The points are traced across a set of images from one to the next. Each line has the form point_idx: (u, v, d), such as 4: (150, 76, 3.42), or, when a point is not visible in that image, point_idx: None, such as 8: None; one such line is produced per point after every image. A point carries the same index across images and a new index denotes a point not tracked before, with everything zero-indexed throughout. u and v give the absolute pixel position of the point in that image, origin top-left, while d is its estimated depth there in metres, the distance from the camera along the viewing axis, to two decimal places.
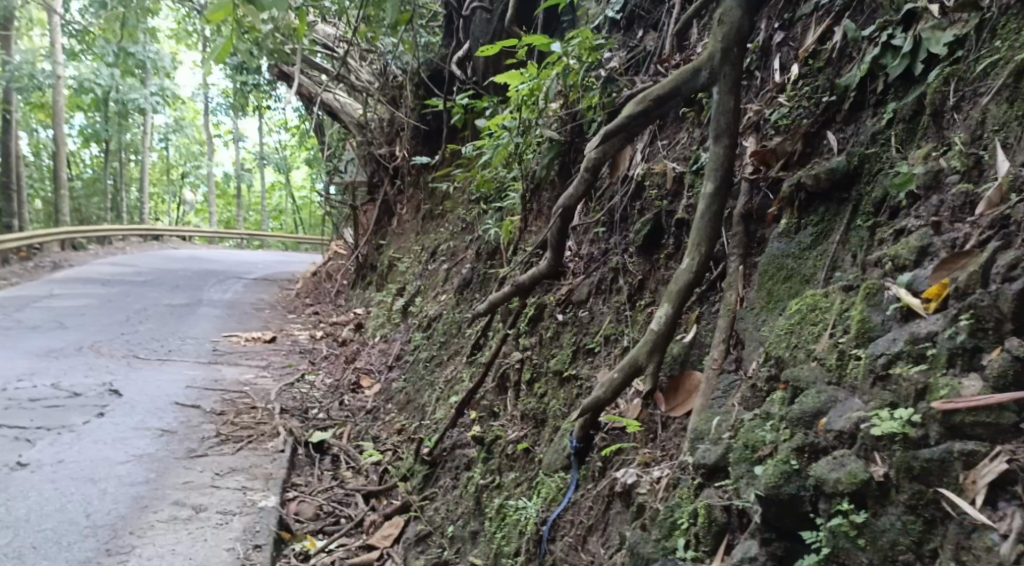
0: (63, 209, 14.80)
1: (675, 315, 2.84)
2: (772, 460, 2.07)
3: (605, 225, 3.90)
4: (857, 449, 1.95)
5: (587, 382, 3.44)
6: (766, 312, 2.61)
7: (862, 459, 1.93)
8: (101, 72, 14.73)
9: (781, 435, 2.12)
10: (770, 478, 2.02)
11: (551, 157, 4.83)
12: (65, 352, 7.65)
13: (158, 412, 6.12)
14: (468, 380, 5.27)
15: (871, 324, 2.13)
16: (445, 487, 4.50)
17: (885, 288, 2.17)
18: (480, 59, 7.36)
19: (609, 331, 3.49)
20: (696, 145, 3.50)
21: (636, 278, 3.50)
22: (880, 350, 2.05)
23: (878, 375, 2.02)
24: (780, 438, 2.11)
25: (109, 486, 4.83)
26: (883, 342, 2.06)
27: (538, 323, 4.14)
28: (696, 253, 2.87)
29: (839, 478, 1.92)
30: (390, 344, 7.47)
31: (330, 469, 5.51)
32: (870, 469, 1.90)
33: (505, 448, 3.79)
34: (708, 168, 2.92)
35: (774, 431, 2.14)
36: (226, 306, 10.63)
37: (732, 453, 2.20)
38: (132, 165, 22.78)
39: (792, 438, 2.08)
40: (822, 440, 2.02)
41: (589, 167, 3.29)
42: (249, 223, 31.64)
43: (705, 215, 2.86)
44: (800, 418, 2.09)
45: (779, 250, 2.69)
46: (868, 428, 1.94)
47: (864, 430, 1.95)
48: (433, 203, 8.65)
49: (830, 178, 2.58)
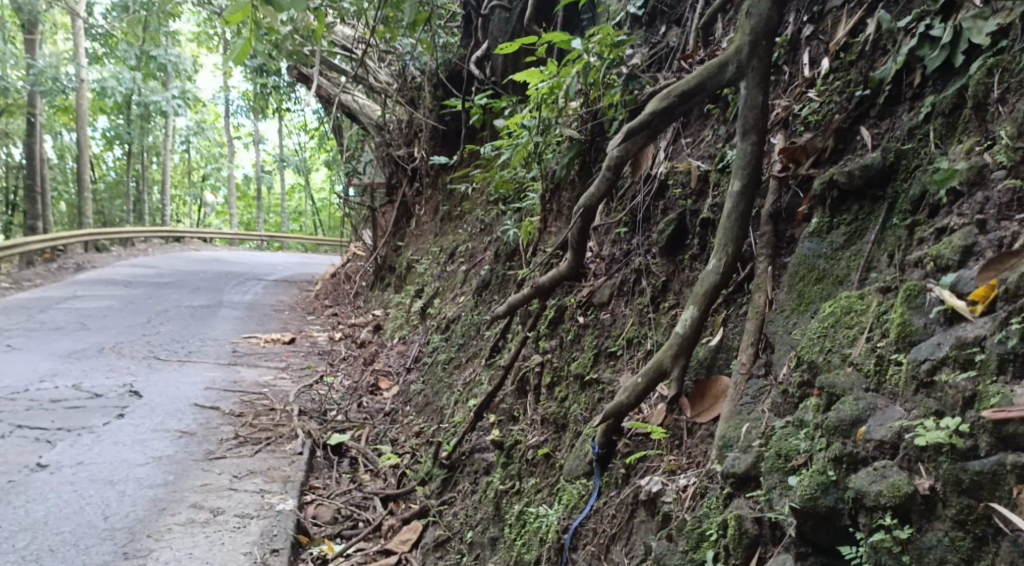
0: (85, 211, 14.87)
1: (700, 318, 2.75)
2: (808, 471, 1.99)
3: (627, 225, 3.81)
4: (900, 460, 1.85)
5: (609, 386, 3.35)
6: (797, 314, 2.51)
7: (905, 471, 1.84)
8: (123, 75, 14.80)
9: (817, 443, 2.04)
10: (807, 490, 1.94)
11: (571, 157, 4.75)
12: (86, 353, 7.65)
13: (177, 414, 6.09)
14: (487, 383, 5.20)
15: (912, 328, 2.02)
16: (464, 491, 4.43)
17: (926, 290, 2.06)
18: (499, 59, 7.31)
19: (632, 334, 3.40)
20: (721, 142, 3.41)
21: (659, 279, 3.41)
22: (923, 355, 1.94)
23: (921, 382, 1.92)
24: (816, 447, 2.03)
25: (127, 488, 4.79)
26: (925, 347, 1.95)
27: (558, 325, 4.05)
28: (723, 254, 2.77)
29: (881, 490, 1.84)
30: (408, 346, 7.42)
31: (348, 471, 5.46)
32: (914, 482, 1.81)
33: (525, 453, 3.71)
34: (735, 166, 2.82)
35: (809, 440, 2.06)
36: (246, 308, 10.63)
37: (764, 462, 2.11)
38: (153, 167, 22.91)
39: (828, 447, 1.99)
40: (861, 450, 1.92)
41: (611, 165, 3.19)
42: (268, 224, 31.78)
43: (731, 215, 2.77)
44: (837, 426, 1.99)
45: (810, 251, 2.59)
46: (912, 438, 1.85)
47: (907, 440, 1.86)
48: (452, 204, 8.60)
49: (864, 175, 2.48)
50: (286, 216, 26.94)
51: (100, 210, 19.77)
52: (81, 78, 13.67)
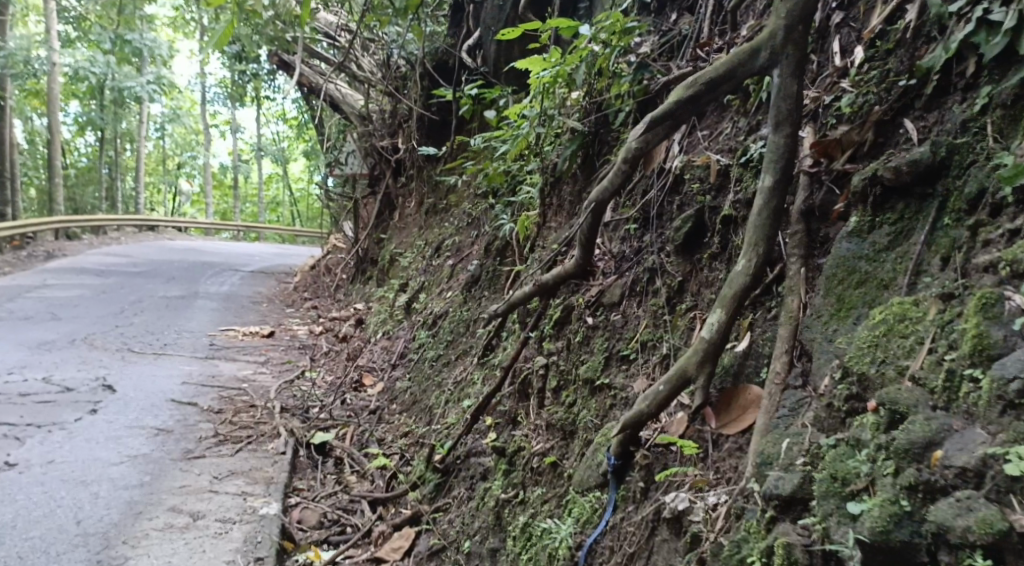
0: (56, 197, 14.45)
1: (728, 322, 2.57)
2: (875, 499, 1.83)
3: (638, 222, 3.63)
4: (987, 491, 1.71)
5: (622, 392, 3.17)
6: (837, 321, 2.32)
7: (995, 505, 1.69)
8: (96, 59, 14.38)
9: (880, 467, 1.88)
10: (877, 522, 1.80)
11: (574, 149, 4.56)
12: (57, 345, 7.35)
13: (152, 410, 5.84)
14: (480, 383, 5.00)
15: (991, 340, 1.85)
16: (459, 498, 4.22)
17: (1004, 299, 1.89)
18: (492, 46, 7.02)
19: (646, 337, 3.22)
20: (743, 135, 3.23)
21: (675, 279, 3.23)
22: (1011, 371, 1.78)
23: (1009, 402, 1.76)
24: (880, 471, 1.87)
25: (101, 490, 4.54)
26: (1012, 363, 1.79)
27: (564, 326, 3.84)
28: (753, 254, 2.59)
29: (969, 526, 1.69)
30: (393, 341, 7.19)
31: (333, 472, 5.24)
32: (1008, 517, 1.66)
33: (529, 461, 3.51)
34: (767, 159, 2.64)
35: (870, 462, 1.90)
36: (223, 299, 10.33)
37: (816, 485, 1.96)
38: (127, 154, 22.39)
39: (899, 473, 1.84)
40: (939, 478, 1.78)
41: (629, 158, 3.02)
42: (243, 214, 31.24)
43: (762, 211, 2.59)
44: (907, 450, 1.84)
45: (849, 251, 2.41)
46: (1003, 466, 1.70)
47: (997, 469, 1.71)
48: (437, 196, 8.38)
49: (913, 170, 2.31)
50: (263, 206, 26.50)
51: (72, 197, 19.26)
52: (54, 61, 13.25)
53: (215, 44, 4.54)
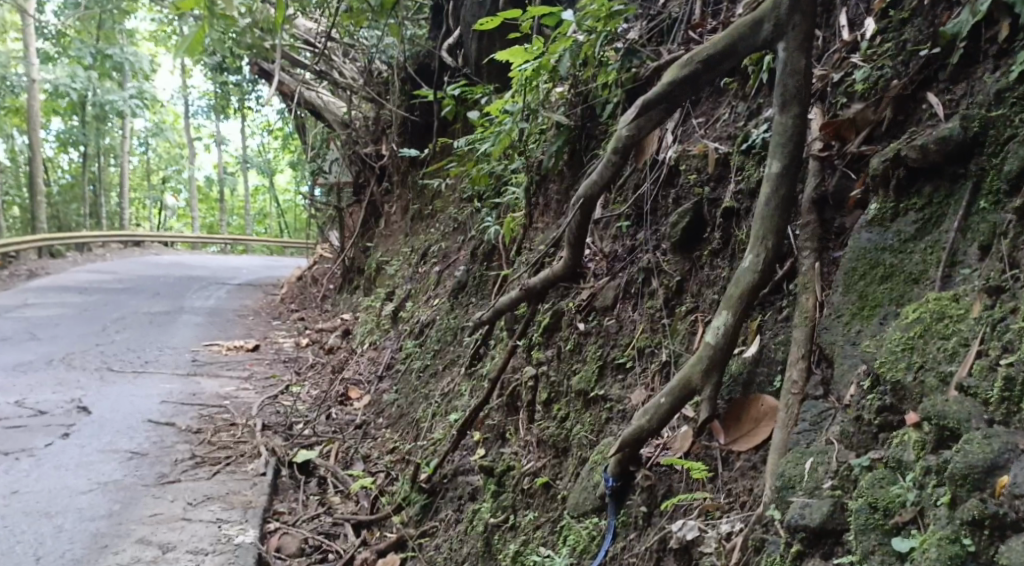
0: (39, 215, 14.12)
1: (736, 325, 2.30)
2: (927, 535, 1.61)
3: (631, 219, 3.36)
4: None
5: (619, 405, 2.90)
6: (860, 321, 2.06)
7: None
8: (77, 74, 14.07)
9: (929, 494, 1.66)
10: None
11: (560, 145, 4.30)
12: (33, 366, 7.03)
13: (128, 432, 5.53)
14: (468, 395, 4.71)
15: None
16: (447, 520, 3.92)
17: None
18: (473, 45, 6.71)
19: (644, 343, 2.95)
20: (743, 120, 2.97)
21: (672, 279, 2.97)
22: None
23: None
24: (932, 500, 1.64)
25: (66, 522, 4.23)
26: None
27: (554, 334, 3.55)
28: (761, 248, 2.32)
29: None
30: (380, 352, 6.89)
31: (316, 493, 4.93)
32: None
33: (520, 482, 3.23)
34: (773, 142, 2.37)
35: (918, 489, 1.67)
36: (208, 313, 10.02)
37: (854, 517, 1.74)
38: (111, 169, 22.01)
39: (956, 504, 1.60)
40: (1009, 511, 1.52)
41: (620, 147, 2.76)
42: (231, 226, 30.83)
43: (770, 200, 2.32)
44: (965, 475, 1.59)
45: (870, 243, 2.15)
46: None
47: None
48: (422, 202, 8.09)
49: (941, 149, 2.05)
50: (250, 218, 26.11)
51: (54, 214, 18.84)
52: (33, 77, 12.97)
53: (188, 53, 4.36)
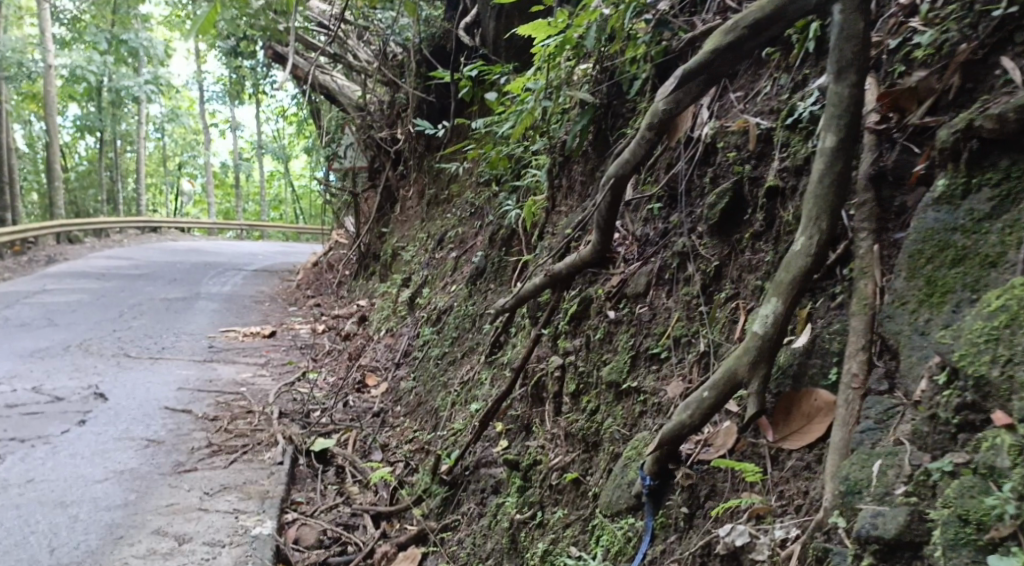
0: (57, 202, 14.02)
1: (786, 313, 2.13)
2: None
3: (664, 200, 3.19)
4: None
5: (653, 397, 2.73)
6: (928, 309, 1.89)
7: None
8: (93, 59, 13.93)
9: None
10: None
11: (585, 123, 4.13)
12: (50, 352, 6.93)
13: (144, 419, 5.41)
14: (489, 384, 4.55)
15: None
16: (469, 515, 3.76)
17: None
18: (491, 23, 6.49)
19: (680, 332, 2.78)
20: (787, 92, 2.77)
21: (710, 264, 2.80)
22: None
23: None
24: None
25: (81, 512, 4.11)
26: None
27: (581, 322, 3.37)
28: (814, 230, 2.13)
29: None
30: (396, 339, 6.74)
31: (334, 482, 4.79)
32: None
33: (547, 477, 3.07)
34: (827, 114, 2.17)
35: (1017, 501, 1.49)
36: (224, 300, 9.90)
37: (940, 530, 1.56)
38: (128, 155, 21.93)
39: None
40: None
41: (654, 124, 2.58)
42: (245, 212, 30.78)
43: (824, 177, 2.13)
44: None
45: (937, 222, 1.97)
46: None
47: None
48: (439, 187, 7.92)
49: (1021, 117, 1.86)
50: (265, 204, 26.05)
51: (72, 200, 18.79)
52: (50, 63, 12.83)
53: (201, 32, 4.17)
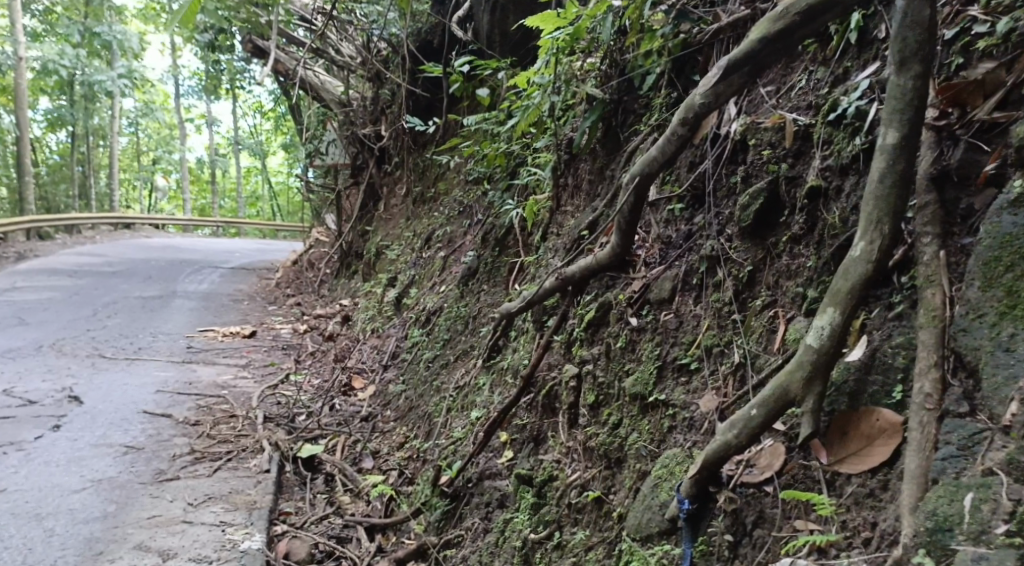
0: (28, 197, 13.60)
1: (844, 325, 1.97)
2: None
3: (687, 201, 3.02)
4: None
5: (683, 412, 2.56)
6: (1011, 322, 1.76)
7: None
8: (65, 52, 13.50)
9: None
10: None
11: (594, 120, 3.94)
12: (22, 353, 6.63)
13: (122, 424, 5.15)
14: (487, 390, 4.34)
15: None
16: (473, 531, 3.32)
17: None
18: (484, 18, 6.25)
19: (711, 341, 2.61)
20: (826, 86, 2.62)
21: (742, 269, 2.63)
22: None
23: None
24: None
25: (58, 525, 3.86)
26: None
27: (599, 330, 3.17)
28: (875, 234, 1.97)
29: None
30: (384, 340, 6.50)
31: (324, 492, 4.56)
32: None
33: (565, 495, 2.88)
34: (887, 108, 2.03)
35: None
36: (202, 298, 9.61)
37: None
38: (101, 150, 21.45)
39: None
40: None
41: (689, 118, 2.59)
42: (222, 209, 30.28)
43: (884, 177, 1.98)
44: None
45: (1016, 226, 1.83)
46: None
47: None
48: (425, 184, 7.68)
49: None
50: (242, 201, 25.61)
51: (44, 196, 18.32)
52: (20, 55, 12.41)
53: (184, 22, 3.92)
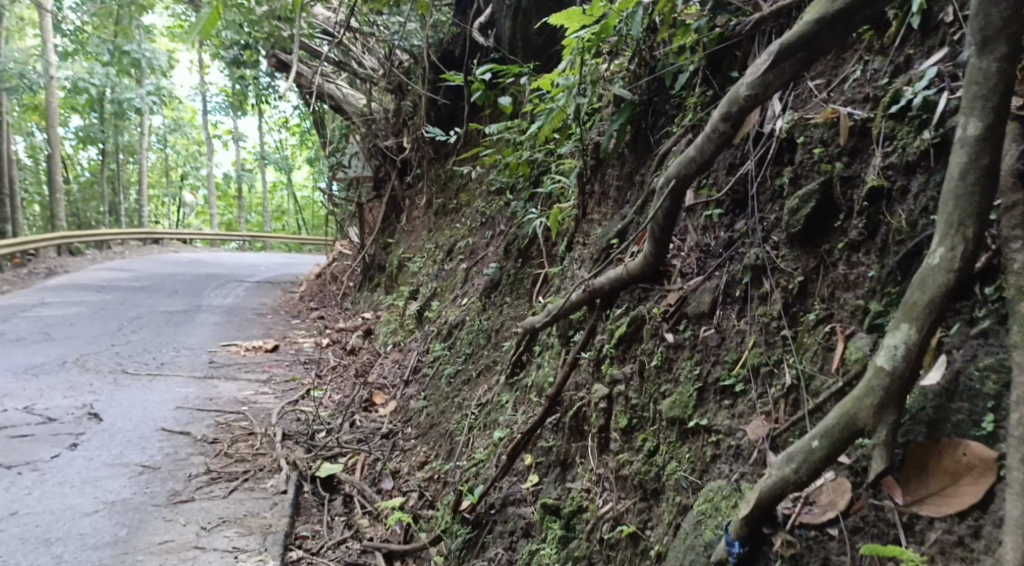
0: (58, 214, 13.57)
1: (922, 344, 1.71)
2: None
3: (727, 205, 2.76)
4: None
5: (729, 438, 2.30)
6: None
7: None
8: (93, 69, 13.45)
9: None
10: None
11: (622, 122, 3.69)
12: (43, 369, 6.48)
13: (139, 442, 4.96)
14: (512, 409, 4.08)
15: None
16: (497, 563, 3.06)
17: None
18: (506, 22, 6.01)
19: (758, 360, 2.35)
20: (884, 76, 2.36)
21: (792, 280, 2.36)
22: None
23: None
24: None
25: (67, 551, 3.66)
26: None
27: (631, 346, 2.91)
28: (957, 239, 1.72)
29: None
30: (405, 354, 6.28)
31: (342, 514, 4.33)
32: None
33: (596, 528, 2.62)
34: (967, 95, 1.78)
35: None
36: (226, 312, 9.46)
37: None
38: (130, 166, 21.52)
39: None
40: None
41: (734, 111, 2.35)
42: (247, 222, 30.33)
43: (967, 172, 1.73)
44: None
45: None
46: None
47: None
48: (448, 195, 7.47)
49: None
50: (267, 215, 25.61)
51: (74, 212, 18.39)
52: (50, 73, 12.36)
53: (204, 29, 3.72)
